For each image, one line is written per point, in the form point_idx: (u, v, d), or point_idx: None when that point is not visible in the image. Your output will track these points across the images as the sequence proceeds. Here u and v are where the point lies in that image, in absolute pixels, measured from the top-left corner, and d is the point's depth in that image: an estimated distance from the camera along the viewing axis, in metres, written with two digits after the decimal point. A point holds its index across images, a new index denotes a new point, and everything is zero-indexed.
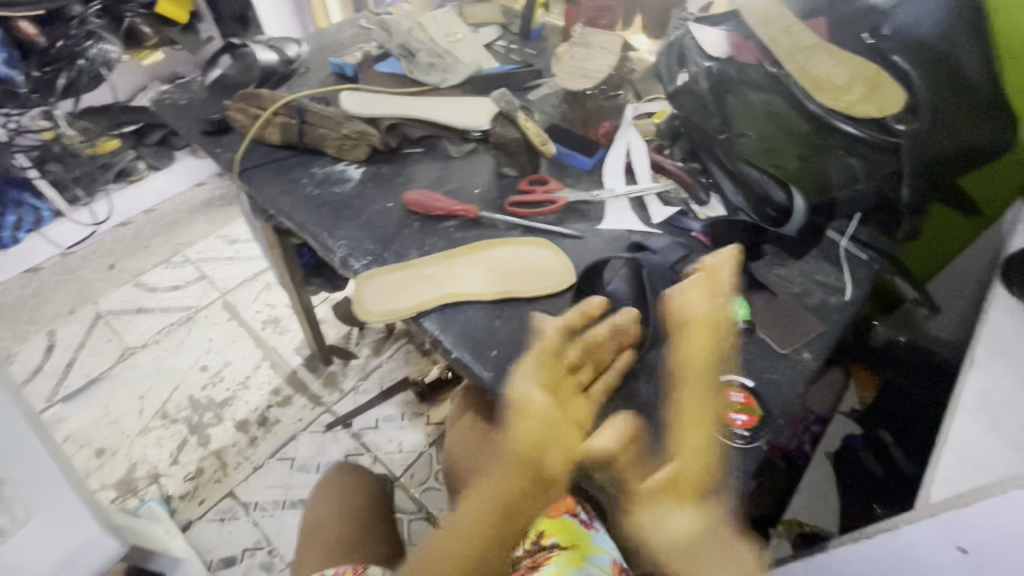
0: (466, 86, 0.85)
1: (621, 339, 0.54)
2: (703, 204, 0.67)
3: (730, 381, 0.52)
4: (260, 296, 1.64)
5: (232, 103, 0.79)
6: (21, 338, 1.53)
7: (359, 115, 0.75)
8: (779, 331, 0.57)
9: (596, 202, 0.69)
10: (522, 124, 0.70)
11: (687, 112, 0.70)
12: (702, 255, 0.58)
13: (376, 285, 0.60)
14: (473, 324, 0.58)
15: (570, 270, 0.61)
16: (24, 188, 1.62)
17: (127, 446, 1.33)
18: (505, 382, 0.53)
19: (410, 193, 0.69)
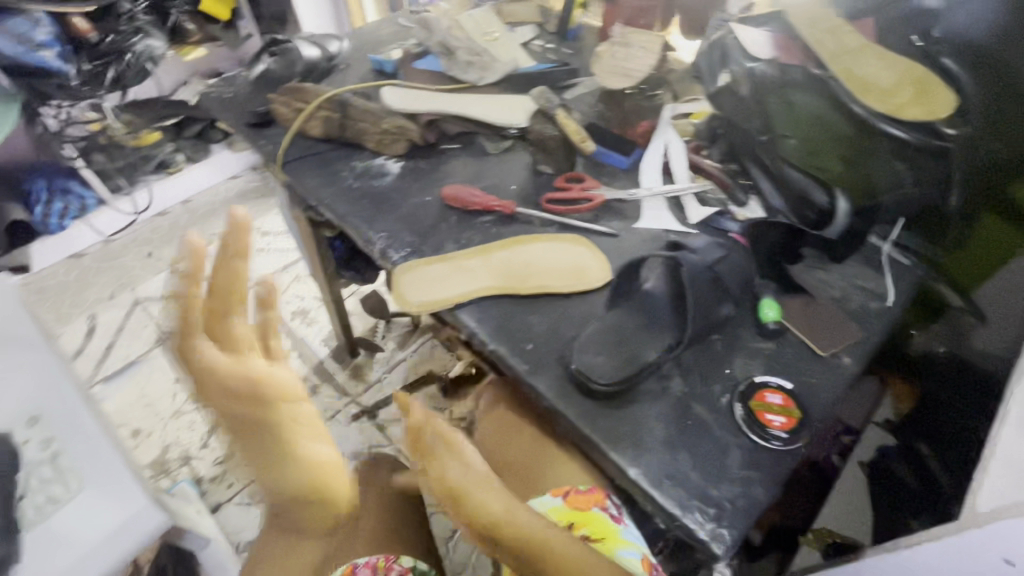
0: (503, 84, 0.86)
1: (657, 336, 0.53)
2: (741, 205, 0.67)
3: (767, 382, 0.52)
4: (289, 287, 1.68)
5: (277, 97, 0.81)
6: (64, 320, 1.59)
7: (400, 110, 0.77)
8: (817, 334, 0.56)
9: (632, 200, 0.69)
10: (561, 121, 0.73)
11: (729, 113, 0.70)
12: (741, 256, 0.58)
13: (416, 276, 0.62)
14: (510, 317, 0.59)
15: (607, 269, 0.61)
16: (71, 177, 1.70)
17: (161, 428, 1.38)
18: (541, 375, 0.54)
19: (448, 187, 0.70)
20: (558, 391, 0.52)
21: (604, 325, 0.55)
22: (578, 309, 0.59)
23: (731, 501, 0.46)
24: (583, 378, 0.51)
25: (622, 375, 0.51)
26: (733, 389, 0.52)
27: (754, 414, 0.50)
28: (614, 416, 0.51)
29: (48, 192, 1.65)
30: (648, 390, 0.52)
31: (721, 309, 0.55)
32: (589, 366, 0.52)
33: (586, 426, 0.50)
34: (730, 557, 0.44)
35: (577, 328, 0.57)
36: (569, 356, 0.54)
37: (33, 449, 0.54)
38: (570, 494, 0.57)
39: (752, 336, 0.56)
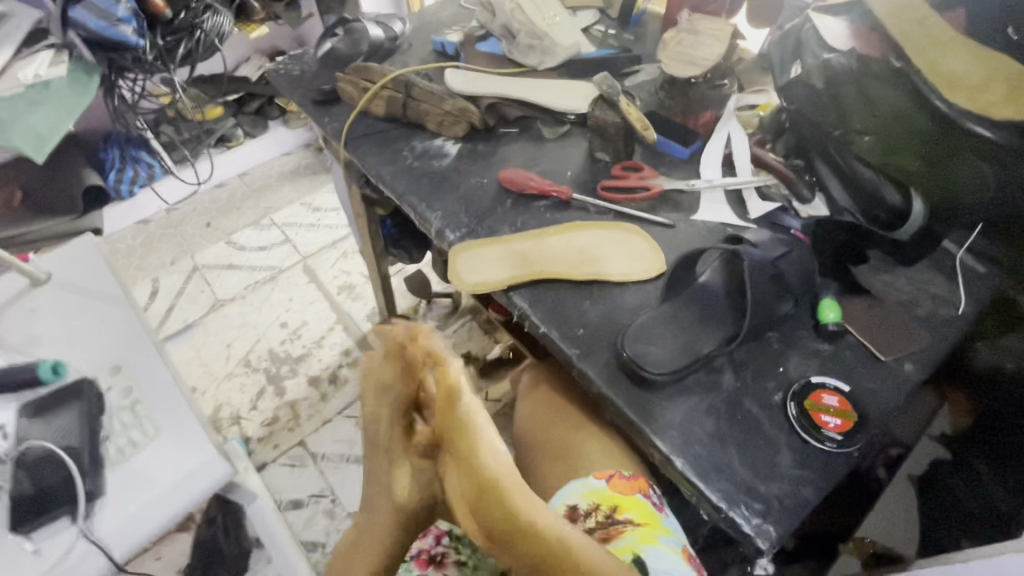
0: (563, 70, 0.86)
1: (712, 330, 0.53)
2: (806, 202, 0.65)
3: (825, 383, 0.51)
4: (337, 262, 1.74)
5: (343, 75, 0.83)
6: (131, 282, 1.70)
7: (462, 93, 0.78)
8: (878, 338, 0.54)
9: (691, 191, 0.68)
10: (624, 108, 0.70)
11: (799, 105, 0.67)
12: (804, 254, 0.57)
13: (470, 256, 0.63)
14: (562, 301, 0.59)
15: (661, 258, 0.61)
16: (142, 147, 1.78)
17: (214, 388, 1.46)
18: (591, 360, 0.54)
19: (506, 170, 0.71)
20: (607, 377, 0.53)
21: (656, 315, 0.55)
22: (631, 297, 0.59)
23: (780, 499, 0.46)
24: (633, 367, 0.52)
25: (676, 367, 0.51)
26: (788, 389, 0.51)
27: (809, 414, 0.49)
28: (662, 406, 0.51)
29: (120, 160, 1.75)
30: (699, 383, 0.52)
31: (779, 306, 0.54)
32: (640, 355, 0.52)
33: (633, 413, 0.50)
34: (773, 553, 0.44)
35: (631, 317, 0.57)
36: (619, 346, 0.54)
37: (117, 397, 0.62)
38: (615, 478, 0.58)
39: (811, 336, 0.55)
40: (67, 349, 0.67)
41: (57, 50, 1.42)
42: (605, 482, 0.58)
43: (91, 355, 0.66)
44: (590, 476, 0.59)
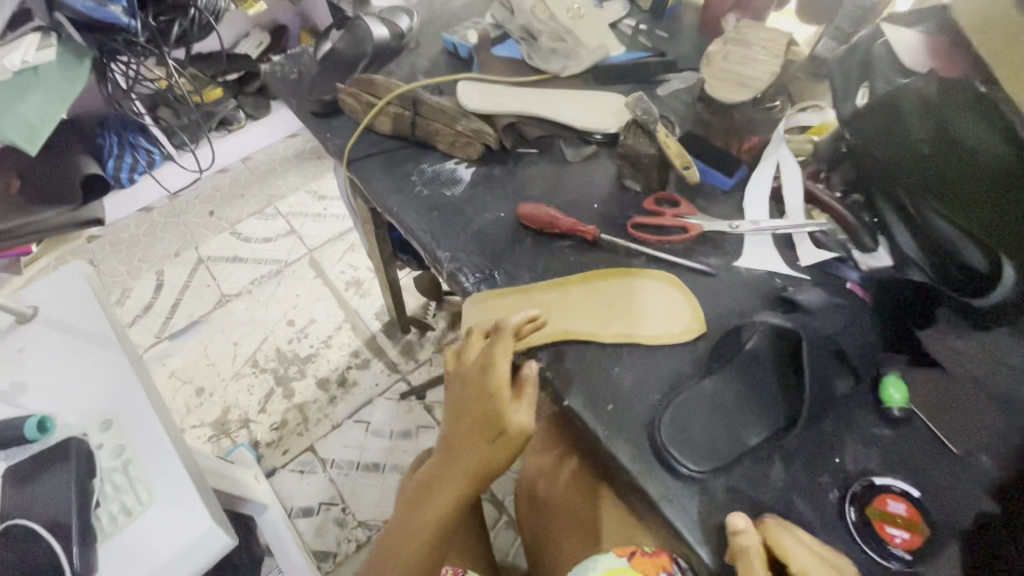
0: (588, 77, 0.77)
1: (758, 416, 0.47)
2: (867, 250, 0.57)
3: (890, 486, 0.45)
4: (345, 256, 1.67)
5: (345, 86, 0.75)
6: (135, 274, 1.66)
7: (474, 111, 0.70)
8: (950, 423, 0.48)
9: (735, 233, 0.60)
10: (661, 138, 0.61)
11: (866, 137, 0.58)
12: (867, 323, 0.50)
13: (488, 309, 0.57)
14: (590, 367, 0.53)
15: (701, 317, 0.54)
16: (139, 133, 1.68)
17: (223, 389, 1.44)
18: (621, 442, 0.49)
19: (525, 205, 0.63)
20: (641, 465, 0.47)
21: (693, 394, 0.49)
22: (666, 364, 0.52)
23: None
24: (667, 459, 0.46)
25: (716, 462, 0.46)
26: (847, 487, 0.45)
27: (872, 525, 0.43)
28: (703, 506, 0.45)
29: (118, 147, 1.66)
30: (745, 476, 0.46)
31: (836, 386, 0.48)
32: (679, 443, 0.46)
33: (670, 512, 0.45)
34: None
35: (666, 389, 0.51)
36: (652, 432, 0.48)
37: (108, 457, 0.58)
38: (637, 555, 0.52)
39: (871, 419, 0.48)
40: (55, 398, 0.62)
41: (44, 33, 1.29)
42: (626, 559, 0.51)
43: (81, 406, 0.62)
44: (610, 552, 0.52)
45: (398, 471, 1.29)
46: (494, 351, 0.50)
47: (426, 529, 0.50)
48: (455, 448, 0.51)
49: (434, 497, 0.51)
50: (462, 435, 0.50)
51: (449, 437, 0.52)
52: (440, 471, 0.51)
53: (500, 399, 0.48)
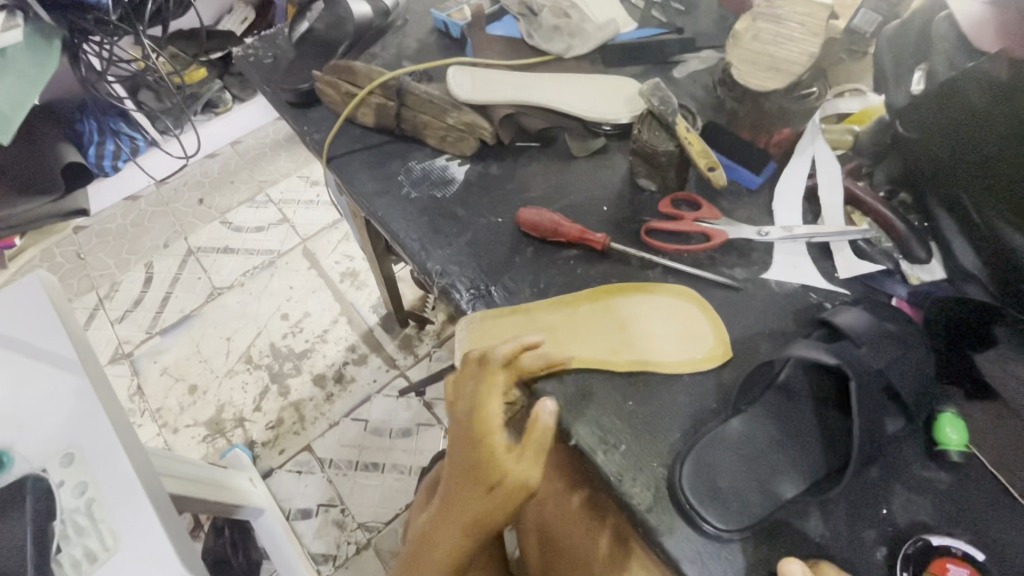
0: (595, 58, 0.68)
1: (794, 463, 0.41)
2: (919, 262, 0.50)
3: (950, 548, 0.39)
4: (339, 245, 1.54)
5: (323, 74, 0.67)
6: (123, 267, 1.53)
7: (469, 101, 0.62)
8: (1017, 467, 0.41)
9: (763, 240, 0.53)
10: (682, 132, 0.53)
11: (922, 131, 0.50)
12: (920, 352, 0.43)
13: (484, 332, 0.50)
14: (599, 399, 0.47)
15: (725, 341, 0.48)
16: (120, 118, 1.55)
17: (216, 386, 1.33)
18: (635, 489, 0.43)
19: (525, 209, 0.55)
20: (660, 518, 0.41)
21: (721, 436, 0.43)
22: (687, 397, 0.46)
23: None
24: (694, 516, 0.40)
25: (750, 518, 0.40)
26: (897, 545, 0.40)
27: None
28: (729, 565, 0.40)
29: (98, 133, 1.52)
30: (776, 530, 0.41)
31: (885, 426, 0.42)
32: (702, 495, 0.41)
33: (692, 573, 0.40)
34: None
35: (686, 426, 0.45)
36: (674, 482, 0.42)
37: (71, 496, 0.53)
38: None
39: (922, 462, 0.42)
40: (12, 427, 0.57)
41: (9, 11, 1.16)
42: None
43: (38, 438, 0.56)
44: None
45: (399, 471, 1.20)
46: (486, 387, 0.43)
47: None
48: (446, 508, 0.43)
49: (424, 571, 0.43)
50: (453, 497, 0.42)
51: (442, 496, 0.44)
52: (429, 540, 0.43)
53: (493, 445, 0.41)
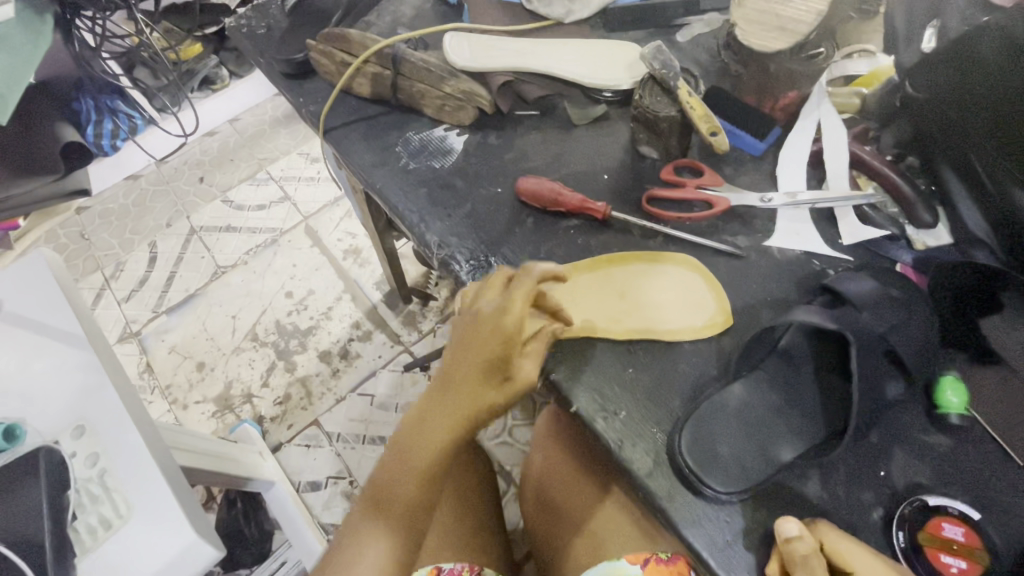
0: (596, 22, 0.66)
1: (793, 428, 0.41)
2: (924, 227, 0.49)
3: (945, 508, 0.39)
4: (341, 223, 1.53)
5: (316, 43, 0.66)
6: (127, 247, 1.54)
7: (466, 69, 0.61)
8: (1017, 429, 0.41)
9: (766, 207, 0.53)
10: (684, 97, 0.52)
11: (933, 90, 0.49)
12: (923, 316, 0.43)
13: None
14: (599, 367, 0.47)
15: (727, 309, 0.48)
16: (116, 96, 1.54)
17: (224, 363, 1.35)
18: (637, 455, 0.43)
19: (525, 179, 0.55)
20: (661, 484, 0.42)
21: (722, 402, 0.43)
22: (687, 365, 0.46)
23: None
24: (692, 479, 0.41)
25: (748, 482, 0.40)
26: (894, 507, 0.40)
27: (925, 553, 0.38)
28: (728, 526, 0.40)
29: (95, 112, 1.51)
30: (776, 493, 0.41)
31: (886, 390, 0.42)
32: (703, 460, 0.41)
33: (692, 535, 0.40)
34: None
35: (687, 392, 0.45)
36: (674, 447, 0.42)
37: (83, 467, 0.54)
38: (651, 561, 0.48)
39: (922, 426, 0.42)
40: (23, 400, 0.58)
41: None
42: (640, 567, 0.48)
43: (49, 411, 0.57)
44: (622, 557, 0.49)
45: None
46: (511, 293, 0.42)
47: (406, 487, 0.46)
48: (448, 399, 0.44)
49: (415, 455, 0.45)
50: (456, 385, 0.44)
51: (442, 386, 0.45)
52: (425, 425, 0.45)
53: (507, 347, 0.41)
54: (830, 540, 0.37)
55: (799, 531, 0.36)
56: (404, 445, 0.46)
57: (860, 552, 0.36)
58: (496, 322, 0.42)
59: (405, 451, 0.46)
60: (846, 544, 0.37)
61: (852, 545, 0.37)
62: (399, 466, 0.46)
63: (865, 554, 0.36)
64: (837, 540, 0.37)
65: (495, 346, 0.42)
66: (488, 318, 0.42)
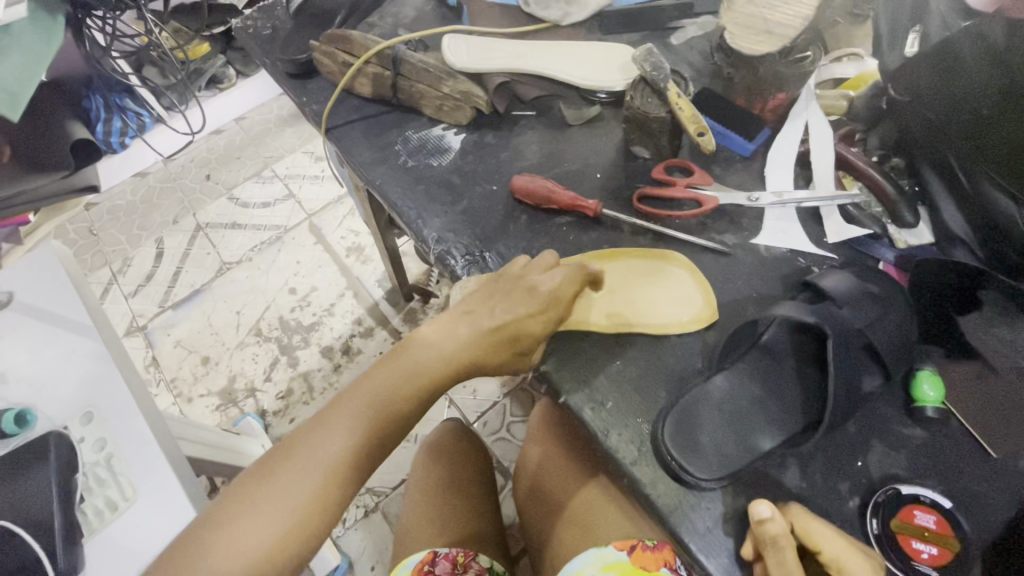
0: (592, 25, 0.68)
1: (773, 420, 0.43)
2: (907, 226, 0.50)
3: (918, 496, 0.41)
4: (344, 220, 1.55)
5: (319, 43, 0.67)
6: (135, 243, 1.56)
7: (464, 69, 0.63)
8: (992, 423, 0.43)
9: (754, 206, 0.54)
10: (672, 98, 0.53)
11: (918, 94, 0.50)
12: (901, 313, 0.44)
13: None
14: (588, 358, 0.48)
15: (713, 304, 0.49)
16: (126, 94, 1.55)
17: (227, 358, 1.37)
18: (623, 443, 0.45)
19: (519, 177, 0.56)
20: (645, 471, 0.43)
21: (705, 394, 0.44)
22: (673, 357, 0.48)
23: None
24: (675, 467, 0.42)
25: (728, 470, 0.41)
26: (868, 495, 0.42)
27: (896, 538, 0.40)
28: (709, 513, 0.42)
29: (104, 110, 1.52)
30: (755, 483, 0.42)
31: (865, 385, 0.43)
32: (686, 449, 0.42)
33: (674, 520, 0.42)
34: None
35: (673, 385, 0.47)
36: (658, 435, 0.44)
37: (90, 451, 0.56)
38: (637, 548, 0.50)
39: (899, 419, 0.44)
40: (33, 387, 0.59)
41: None
42: (627, 553, 0.50)
43: (58, 398, 0.59)
44: (609, 543, 0.51)
45: None
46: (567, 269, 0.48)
47: (387, 408, 0.47)
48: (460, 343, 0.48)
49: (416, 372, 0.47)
50: (474, 337, 0.48)
51: (459, 329, 0.49)
52: (428, 362, 0.48)
53: (539, 317, 0.47)
54: (805, 521, 0.38)
55: (772, 514, 0.38)
56: (411, 359, 0.48)
57: (832, 535, 0.38)
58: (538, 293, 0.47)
59: (402, 372, 0.48)
60: (820, 527, 0.38)
61: (827, 529, 0.38)
62: (389, 387, 0.47)
63: (839, 537, 0.38)
64: (814, 521, 0.38)
65: (538, 314, 0.47)
66: (542, 289, 0.47)
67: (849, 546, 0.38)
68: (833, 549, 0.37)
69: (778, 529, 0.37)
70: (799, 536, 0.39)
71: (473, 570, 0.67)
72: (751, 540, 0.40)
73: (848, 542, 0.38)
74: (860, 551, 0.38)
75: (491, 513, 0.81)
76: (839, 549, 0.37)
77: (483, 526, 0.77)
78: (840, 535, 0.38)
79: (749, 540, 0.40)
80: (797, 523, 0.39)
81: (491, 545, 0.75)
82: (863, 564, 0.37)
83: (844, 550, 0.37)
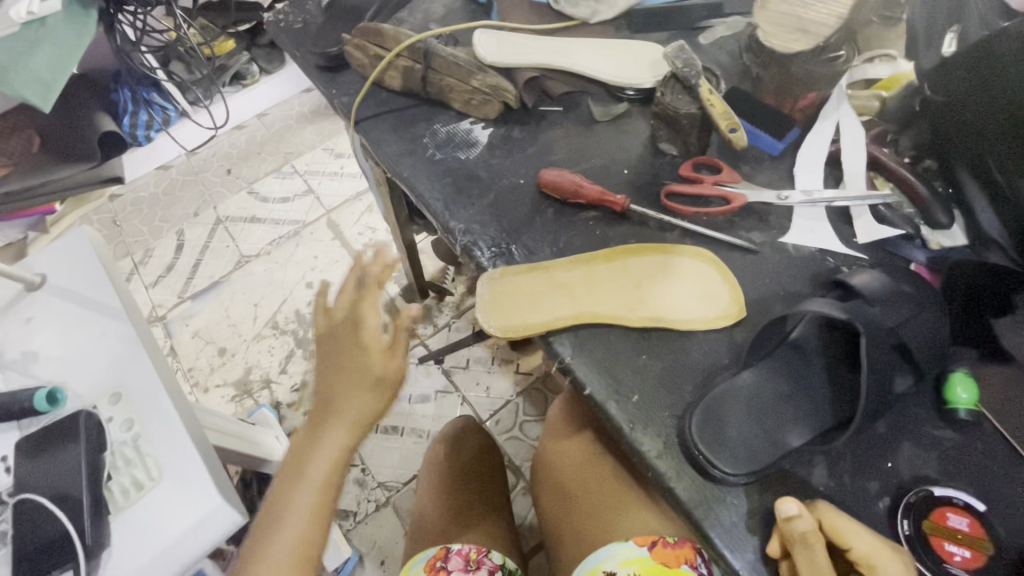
0: (621, 24, 0.68)
1: (803, 416, 0.42)
2: (939, 227, 0.50)
3: (951, 498, 0.40)
4: (362, 217, 1.57)
5: (351, 36, 0.69)
6: (156, 234, 1.59)
7: (494, 64, 0.64)
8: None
9: (783, 204, 0.54)
10: (705, 96, 0.53)
11: (954, 95, 0.50)
12: (935, 312, 0.43)
13: (516, 284, 0.52)
14: (613, 351, 0.48)
15: (740, 300, 0.49)
16: (152, 88, 1.56)
17: (243, 350, 1.39)
18: (647, 436, 0.45)
19: (547, 171, 0.57)
20: (670, 464, 0.43)
21: (732, 389, 0.44)
22: (699, 352, 0.47)
23: None
24: (701, 462, 0.42)
25: (755, 466, 0.41)
26: (900, 495, 0.41)
27: (928, 539, 0.39)
28: (734, 510, 0.41)
29: (132, 103, 1.55)
30: (782, 479, 0.42)
31: (897, 385, 0.42)
32: (712, 444, 0.42)
33: (698, 515, 0.41)
34: None
35: (698, 379, 0.46)
36: (684, 430, 0.43)
37: (118, 431, 0.56)
38: (657, 545, 0.50)
39: (931, 420, 0.43)
40: (64, 366, 0.60)
41: None
42: (647, 549, 0.50)
43: (88, 377, 0.60)
44: (629, 539, 0.51)
45: None
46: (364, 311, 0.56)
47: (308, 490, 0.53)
48: (330, 402, 0.55)
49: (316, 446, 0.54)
50: (337, 392, 0.55)
51: (325, 392, 0.55)
52: (316, 428, 0.55)
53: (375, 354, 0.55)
54: (835, 519, 0.38)
55: (801, 513, 0.38)
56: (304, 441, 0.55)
57: (863, 534, 0.38)
58: (360, 333, 0.56)
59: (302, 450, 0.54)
60: (851, 525, 0.38)
61: (857, 526, 0.38)
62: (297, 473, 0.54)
63: (870, 535, 0.38)
64: (844, 519, 0.38)
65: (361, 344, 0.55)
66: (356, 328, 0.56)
67: (880, 544, 0.38)
68: (864, 547, 0.37)
69: (809, 530, 0.37)
70: (828, 534, 0.38)
71: (486, 566, 0.67)
72: (778, 536, 0.39)
73: (879, 540, 0.38)
74: (890, 549, 0.38)
75: (504, 509, 0.81)
76: (869, 547, 0.37)
77: (497, 520, 0.77)
78: (871, 534, 0.38)
79: (776, 536, 0.39)
80: (827, 522, 0.38)
81: (505, 541, 0.75)
82: (894, 563, 0.37)
83: (876, 548, 0.37)
